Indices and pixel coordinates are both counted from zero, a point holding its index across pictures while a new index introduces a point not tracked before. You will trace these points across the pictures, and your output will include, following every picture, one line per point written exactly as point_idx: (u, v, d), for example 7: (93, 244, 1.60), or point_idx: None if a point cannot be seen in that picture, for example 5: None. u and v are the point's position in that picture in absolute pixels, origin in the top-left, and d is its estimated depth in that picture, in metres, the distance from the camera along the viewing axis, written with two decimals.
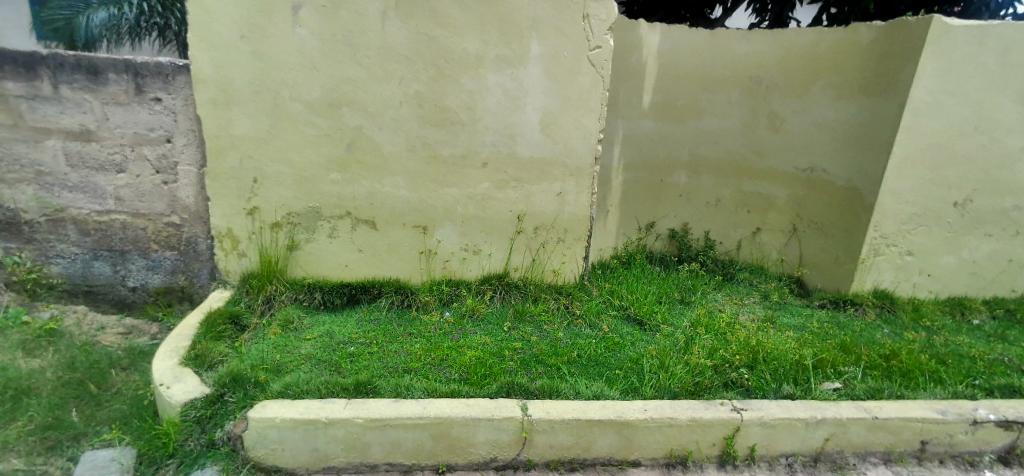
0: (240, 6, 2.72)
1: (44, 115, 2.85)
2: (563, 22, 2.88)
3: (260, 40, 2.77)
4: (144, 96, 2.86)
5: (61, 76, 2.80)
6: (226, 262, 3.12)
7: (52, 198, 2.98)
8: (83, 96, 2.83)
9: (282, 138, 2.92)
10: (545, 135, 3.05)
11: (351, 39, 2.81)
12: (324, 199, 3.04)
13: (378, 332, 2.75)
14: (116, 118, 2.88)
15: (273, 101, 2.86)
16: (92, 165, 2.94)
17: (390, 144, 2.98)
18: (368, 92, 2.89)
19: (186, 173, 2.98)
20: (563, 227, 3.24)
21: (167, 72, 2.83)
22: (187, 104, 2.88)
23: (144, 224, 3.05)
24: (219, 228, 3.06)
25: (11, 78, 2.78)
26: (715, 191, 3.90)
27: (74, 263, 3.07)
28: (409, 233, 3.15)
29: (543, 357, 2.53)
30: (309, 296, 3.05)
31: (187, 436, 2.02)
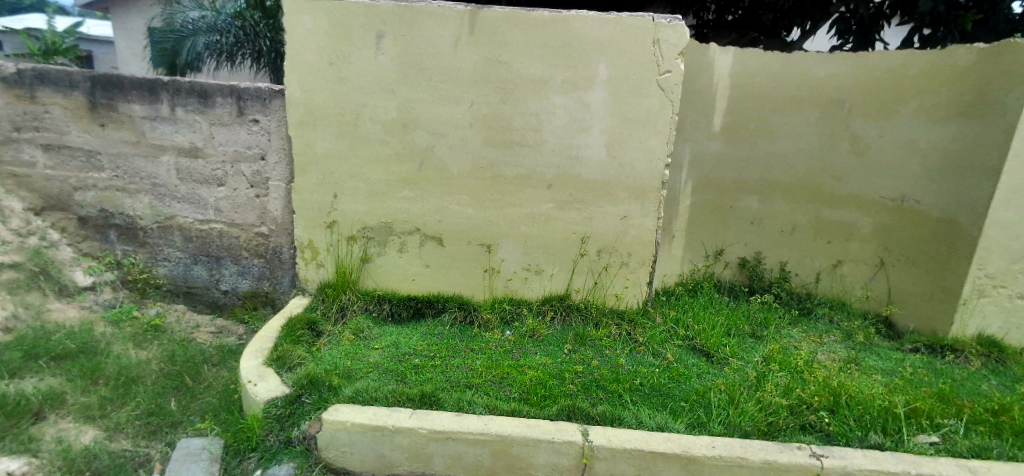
0: (328, 35, 2.95)
1: (162, 133, 3.22)
2: (632, 47, 2.90)
3: (344, 66, 2.99)
4: (244, 118, 3.15)
5: (177, 100, 3.15)
6: (305, 271, 3.34)
7: (163, 207, 3.34)
8: (194, 118, 3.17)
9: (359, 156, 3.12)
10: (610, 158, 3.06)
11: (426, 65, 2.97)
12: (395, 215, 3.20)
13: (442, 346, 2.84)
14: (220, 137, 3.19)
15: (353, 122, 3.07)
16: (198, 178, 3.27)
17: (458, 164, 3.10)
18: (439, 114, 3.03)
19: (276, 188, 3.25)
20: (627, 250, 3.20)
21: (265, 96, 3.12)
22: (280, 124, 3.15)
23: (237, 233, 3.34)
24: (300, 239, 3.29)
25: (137, 101, 3.17)
26: (791, 219, 3.71)
27: (178, 266, 3.42)
28: (474, 251, 3.24)
29: (604, 382, 2.51)
30: (378, 307, 3.21)
31: (268, 431, 2.17)
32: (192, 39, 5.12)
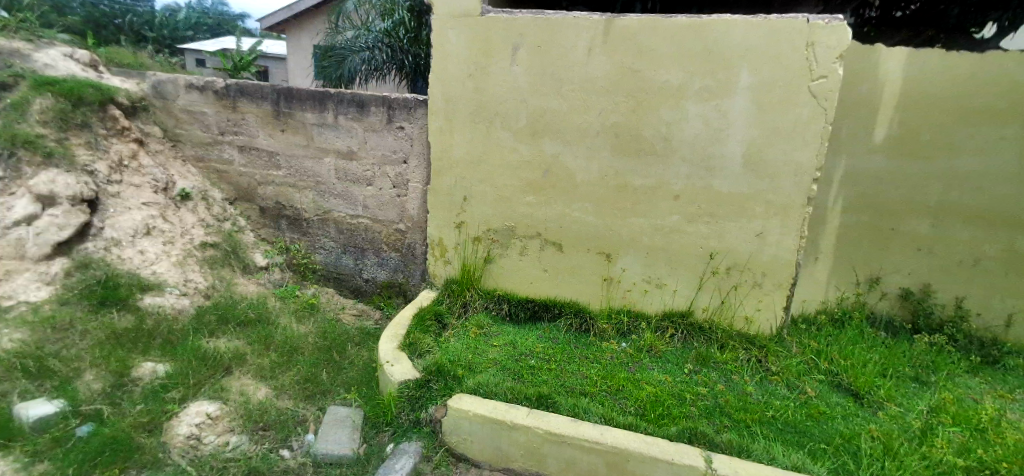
0: (470, 48, 3.16)
1: (326, 138, 3.68)
2: (780, 50, 2.66)
3: (482, 77, 3.18)
4: (392, 125, 3.49)
5: (340, 109, 3.58)
6: (434, 266, 3.59)
7: (322, 202, 3.82)
8: (352, 125, 3.59)
9: (490, 162, 3.29)
10: (747, 170, 2.85)
11: (559, 74, 3.04)
12: (519, 219, 3.32)
13: (558, 351, 2.88)
14: (372, 142, 3.57)
15: (486, 130, 3.24)
16: (351, 178, 3.70)
17: (583, 172, 3.12)
18: (568, 123, 3.09)
19: (414, 189, 3.55)
20: (761, 270, 2.96)
21: (411, 106, 3.42)
22: (421, 131, 3.44)
23: (379, 228, 3.71)
24: (432, 237, 3.55)
25: (309, 110, 3.66)
26: (974, 250, 3.17)
27: (331, 254, 3.90)
28: (594, 260, 3.24)
29: (730, 409, 2.37)
30: (497, 306, 3.36)
31: (400, 410, 2.41)
32: (350, 60, 5.78)
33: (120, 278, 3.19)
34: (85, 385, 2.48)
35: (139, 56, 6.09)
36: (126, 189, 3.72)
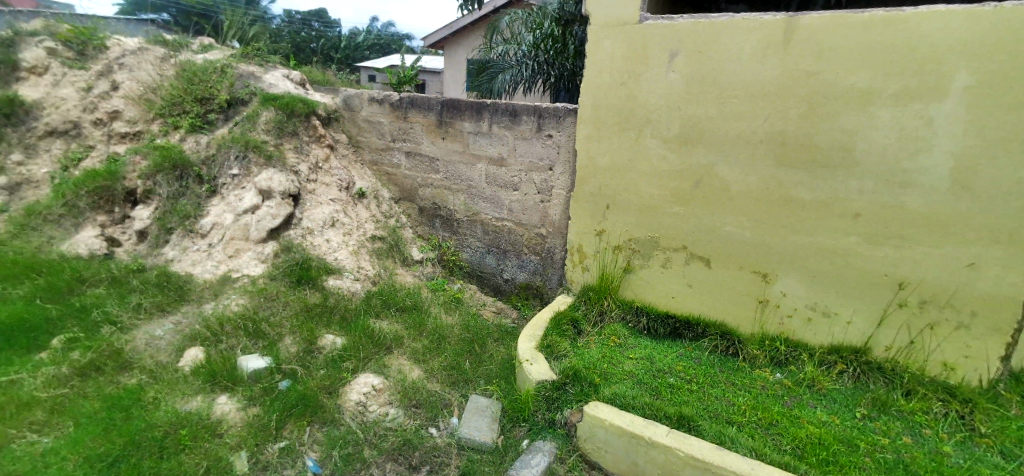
0: (624, 56, 3.14)
1: (480, 145, 3.94)
2: (1014, 44, 2.19)
3: (634, 85, 3.14)
4: (541, 133, 3.61)
5: (494, 118, 3.80)
6: (572, 272, 3.64)
7: (472, 204, 4.11)
8: (504, 133, 3.79)
9: (637, 171, 3.23)
10: (955, 188, 2.40)
11: (719, 80, 2.87)
12: (663, 231, 3.21)
13: (701, 371, 2.74)
14: (521, 149, 3.73)
15: (635, 138, 3.19)
16: (499, 183, 3.91)
17: (740, 184, 2.90)
18: (726, 131, 2.90)
19: (558, 195, 3.64)
20: (970, 309, 2.48)
21: (561, 115, 3.50)
22: (568, 139, 3.51)
23: (522, 231, 3.88)
24: (571, 243, 3.60)
25: (467, 120, 3.95)
26: None
27: (476, 253, 4.19)
28: (747, 279, 3.00)
29: (916, 469, 2.06)
30: (635, 318, 3.31)
31: (537, 408, 2.50)
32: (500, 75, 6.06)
33: (311, 261, 3.77)
34: (285, 347, 2.99)
35: (331, 75, 7.14)
36: (319, 186, 4.38)
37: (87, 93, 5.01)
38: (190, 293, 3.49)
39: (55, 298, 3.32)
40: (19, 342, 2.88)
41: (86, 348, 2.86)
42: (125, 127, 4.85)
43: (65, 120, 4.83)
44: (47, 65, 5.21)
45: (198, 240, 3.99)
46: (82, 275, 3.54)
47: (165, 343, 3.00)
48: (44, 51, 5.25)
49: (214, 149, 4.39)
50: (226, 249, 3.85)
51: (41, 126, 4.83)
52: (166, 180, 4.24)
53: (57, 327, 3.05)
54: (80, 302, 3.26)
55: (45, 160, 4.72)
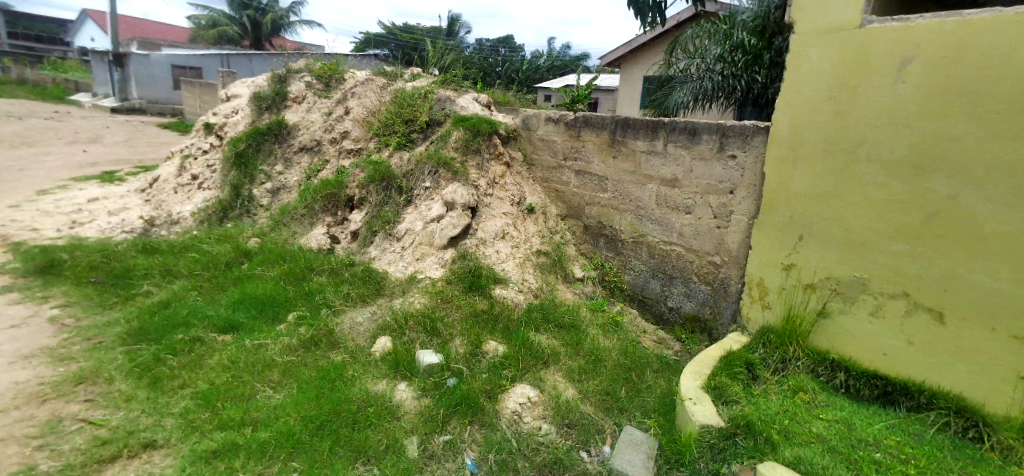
0: (836, 67, 2.73)
1: (653, 165, 3.82)
2: None
3: (847, 99, 2.70)
4: (723, 153, 3.35)
5: (671, 137, 3.65)
6: (750, 309, 3.28)
7: (639, 226, 4.02)
8: (680, 152, 3.62)
9: (842, 199, 2.74)
10: None
11: (972, 90, 2.28)
12: (877, 273, 2.66)
13: (920, 452, 2.24)
14: (698, 170, 3.53)
15: (844, 161, 2.72)
16: (670, 205, 3.77)
17: (998, 222, 2.25)
18: (979, 155, 2.28)
19: (738, 221, 3.35)
20: None
21: (748, 133, 3.19)
22: (756, 162, 3.19)
23: (692, 258, 3.68)
24: (752, 276, 3.24)
25: (641, 138, 3.86)
26: None
27: (640, 276, 4.08)
28: (1008, 347, 2.27)
29: None
30: (830, 373, 2.84)
31: (699, 455, 2.29)
32: (678, 92, 5.79)
33: (483, 270, 4.04)
34: (455, 348, 3.24)
35: (512, 96, 7.65)
36: (495, 200, 4.67)
37: (328, 117, 6.18)
38: (385, 288, 4.01)
39: (292, 282, 4.11)
40: (268, 313, 3.67)
41: (309, 325, 3.48)
42: (350, 144, 5.77)
43: (311, 139, 6.02)
44: (305, 96, 6.63)
45: (394, 242, 4.56)
46: (311, 265, 4.31)
47: (363, 329, 3.48)
48: (304, 85, 6.71)
49: (413, 164, 5.02)
50: (414, 252, 4.34)
51: (296, 144, 6.09)
52: (376, 190, 4.98)
53: (291, 305, 3.79)
54: (307, 287, 3.97)
55: (295, 171, 5.94)
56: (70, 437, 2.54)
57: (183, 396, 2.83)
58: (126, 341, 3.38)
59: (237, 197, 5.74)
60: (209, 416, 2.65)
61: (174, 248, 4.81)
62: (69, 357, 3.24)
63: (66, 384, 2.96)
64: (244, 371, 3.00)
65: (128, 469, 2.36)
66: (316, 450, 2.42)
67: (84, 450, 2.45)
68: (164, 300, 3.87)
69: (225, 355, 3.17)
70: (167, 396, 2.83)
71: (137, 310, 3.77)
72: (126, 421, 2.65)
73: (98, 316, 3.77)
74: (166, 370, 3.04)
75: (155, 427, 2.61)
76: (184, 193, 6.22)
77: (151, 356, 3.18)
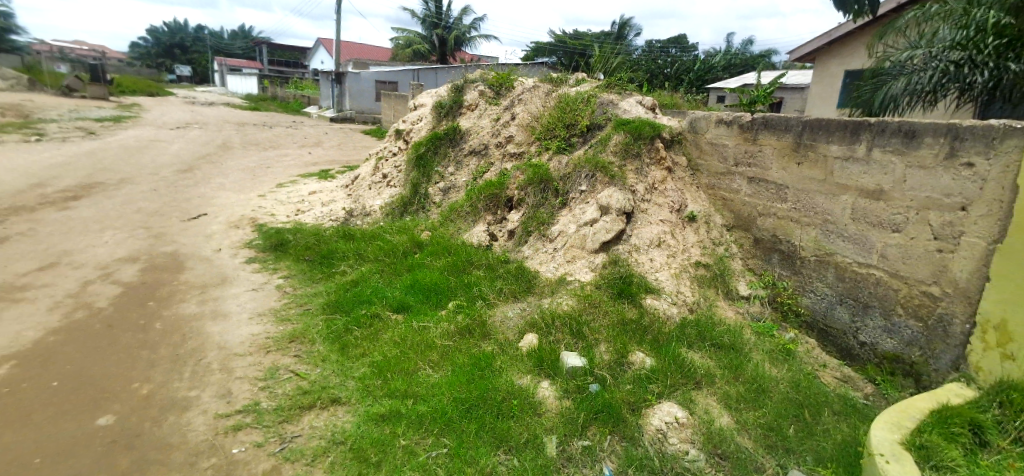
0: None
1: (850, 173, 3.34)
2: None
3: None
4: (955, 159, 2.77)
5: (877, 140, 3.16)
6: (981, 356, 2.67)
7: (827, 242, 3.53)
8: (890, 159, 3.09)
9: None
10: None
11: None
12: None
13: None
14: (914, 180, 2.98)
15: None
16: (871, 220, 3.23)
17: None
18: None
19: (969, 244, 2.72)
20: None
21: (994, 135, 2.59)
22: (1004, 173, 2.56)
23: (897, 285, 3.11)
24: (987, 315, 2.63)
25: (836, 142, 3.40)
26: None
27: (822, 300, 3.59)
28: None
29: None
30: None
31: None
32: (889, 86, 4.90)
33: (634, 277, 3.91)
34: (600, 354, 3.20)
35: (678, 96, 7.31)
36: (652, 206, 4.48)
37: (497, 123, 6.62)
38: (535, 287, 4.13)
39: (454, 273, 4.48)
40: (432, 299, 4.06)
41: (466, 314, 3.75)
42: (514, 148, 6.08)
43: (480, 143, 6.49)
44: (478, 104, 7.18)
45: (547, 243, 4.67)
46: (471, 259, 4.65)
47: (512, 324, 3.63)
48: (478, 94, 7.28)
49: (571, 168, 5.09)
50: (566, 254, 4.39)
51: (467, 147, 6.61)
52: (534, 192, 5.16)
53: (451, 294, 4.13)
54: (467, 279, 4.29)
55: (464, 172, 6.44)
56: (282, 384, 3.11)
57: (362, 363, 3.27)
58: (324, 311, 4.04)
59: (416, 194, 6.43)
60: (381, 384, 3.02)
61: (365, 236, 5.58)
62: (286, 319, 3.97)
63: (281, 341, 3.63)
64: (411, 348, 3.36)
65: (320, 417, 2.81)
66: (464, 432, 2.58)
67: (290, 396, 2.97)
68: (354, 279, 4.53)
69: (396, 332, 3.58)
70: (351, 362, 3.30)
71: (334, 286, 4.47)
72: (321, 378, 3.16)
73: (307, 288, 4.57)
74: (351, 339, 3.55)
75: (339, 386, 3.06)
76: (376, 189, 7.17)
77: (341, 326, 3.74)
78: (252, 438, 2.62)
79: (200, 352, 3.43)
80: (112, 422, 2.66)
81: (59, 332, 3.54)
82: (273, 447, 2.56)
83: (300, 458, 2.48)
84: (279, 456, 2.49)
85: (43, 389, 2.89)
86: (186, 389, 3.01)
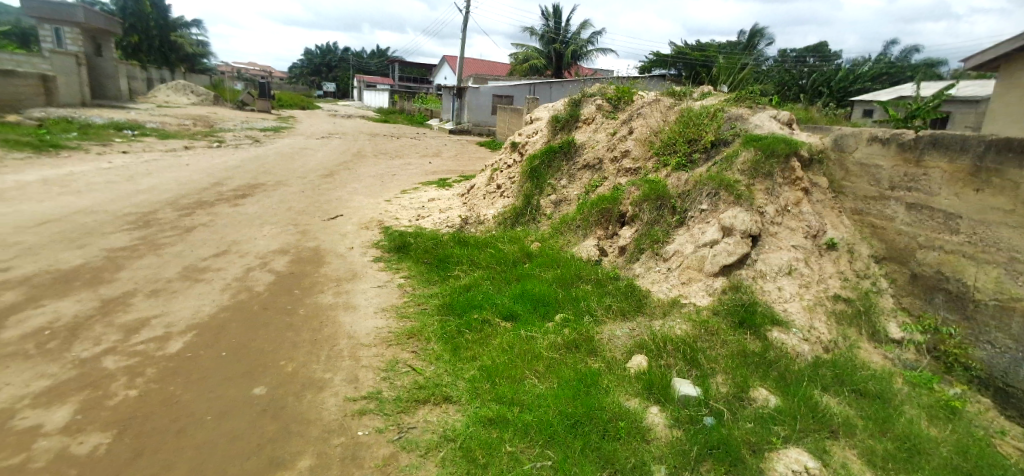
0: None
1: None
2: None
3: None
4: None
5: None
6: None
7: (1011, 284, 3.16)
8: None
9: None
10: None
11: None
12: None
13: None
14: None
15: None
16: None
17: None
18: None
19: None
20: None
21: None
22: None
23: None
24: None
25: None
26: None
27: (1002, 354, 3.16)
28: None
29: None
30: None
31: None
32: None
33: (758, 306, 3.63)
34: (717, 385, 3.01)
35: (815, 110, 6.70)
36: (783, 230, 4.14)
37: (613, 137, 6.57)
38: (646, 306, 4.00)
39: (563, 286, 4.49)
40: (539, 310, 4.11)
41: (573, 328, 3.74)
42: (630, 163, 5.93)
43: (595, 157, 6.48)
44: (594, 118, 7.18)
45: (661, 262, 4.49)
46: (580, 273, 4.64)
47: (620, 343, 3.55)
48: (595, 107, 7.29)
49: (691, 185, 4.88)
50: (681, 275, 4.21)
51: (581, 161, 6.63)
52: (649, 208, 5.00)
53: (559, 306, 4.15)
54: (575, 293, 4.28)
55: (577, 186, 6.45)
56: (401, 376, 3.35)
57: (471, 366, 3.40)
58: (439, 312, 4.28)
59: (528, 205, 6.54)
60: (488, 388, 3.12)
61: (479, 243, 5.82)
62: (405, 316, 4.27)
63: (400, 336, 3.91)
64: (518, 357, 3.43)
65: (433, 413, 2.97)
66: (569, 448, 2.57)
67: (407, 389, 3.18)
68: (466, 284, 4.74)
69: (505, 339, 3.68)
70: (461, 363, 3.46)
71: (448, 289, 4.72)
72: (434, 376, 3.34)
73: (424, 289, 4.87)
74: (462, 341, 3.72)
75: (451, 385, 3.21)
76: (490, 199, 7.44)
77: (454, 328, 3.93)
78: (375, 423, 2.85)
79: (333, 339, 3.82)
80: (265, 393, 3.06)
81: (227, 309, 4.15)
82: (391, 435, 2.76)
83: (414, 449, 2.64)
84: (397, 445, 2.68)
85: (214, 357, 3.40)
86: (321, 371, 3.36)
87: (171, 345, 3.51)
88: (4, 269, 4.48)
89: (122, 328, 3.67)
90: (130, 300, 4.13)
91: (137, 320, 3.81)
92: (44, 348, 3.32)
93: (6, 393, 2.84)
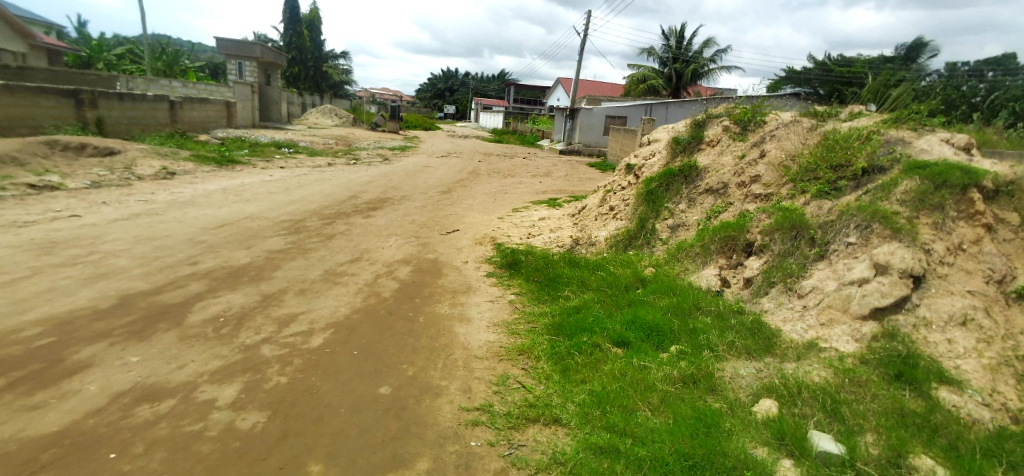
0: None
1: None
2: None
3: None
4: None
5: None
6: None
7: None
8: None
9: None
10: None
11: None
12: None
13: None
14: None
15: None
16: None
17: None
18: None
19: None
20: None
21: None
22: None
23: None
24: None
25: None
26: None
27: None
28: None
29: None
30: None
31: None
32: None
33: (921, 360, 3.13)
34: (865, 444, 2.63)
35: (993, 131, 5.74)
36: (956, 273, 3.62)
37: (741, 160, 6.16)
38: (775, 347, 3.62)
39: (679, 316, 4.26)
40: (652, 339, 3.93)
41: (690, 362, 3.52)
42: (760, 188, 5.52)
43: (719, 181, 6.11)
44: (720, 139, 6.81)
45: (795, 299, 4.08)
46: (698, 304, 4.37)
47: (746, 383, 3.28)
48: (721, 129, 6.91)
49: (835, 215, 4.42)
50: (819, 315, 3.79)
51: (703, 185, 6.28)
52: (782, 238, 4.59)
53: (674, 337, 3.93)
54: (693, 325, 4.03)
55: (697, 210, 6.11)
56: (511, 392, 3.39)
57: (581, 389, 3.35)
58: (548, 331, 4.29)
59: (642, 229, 6.33)
60: (599, 415, 3.04)
61: (590, 265, 5.76)
62: (516, 333, 4.32)
63: (511, 352, 3.97)
64: (630, 386, 3.30)
65: (542, 433, 2.96)
66: None
67: (518, 405, 3.22)
68: (576, 305, 4.70)
69: (616, 366, 3.57)
70: (571, 386, 3.41)
71: (558, 309, 4.71)
72: (544, 395, 3.34)
73: (534, 307, 4.91)
74: (572, 363, 3.68)
75: (560, 407, 3.18)
76: (602, 221, 7.34)
77: (564, 349, 3.90)
78: (486, 435, 2.91)
79: (449, 349, 3.98)
80: (389, 393, 3.27)
81: (359, 312, 4.53)
82: (502, 449, 2.79)
83: (524, 467, 2.65)
84: (507, 460, 2.71)
85: (347, 355, 3.72)
86: (439, 379, 3.50)
87: (313, 340, 3.90)
88: (191, 263, 5.33)
89: (275, 322, 4.17)
90: (283, 297, 4.69)
91: (287, 315, 4.30)
92: (217, 333, 3.88)
93: (190, 368, 3.35)
